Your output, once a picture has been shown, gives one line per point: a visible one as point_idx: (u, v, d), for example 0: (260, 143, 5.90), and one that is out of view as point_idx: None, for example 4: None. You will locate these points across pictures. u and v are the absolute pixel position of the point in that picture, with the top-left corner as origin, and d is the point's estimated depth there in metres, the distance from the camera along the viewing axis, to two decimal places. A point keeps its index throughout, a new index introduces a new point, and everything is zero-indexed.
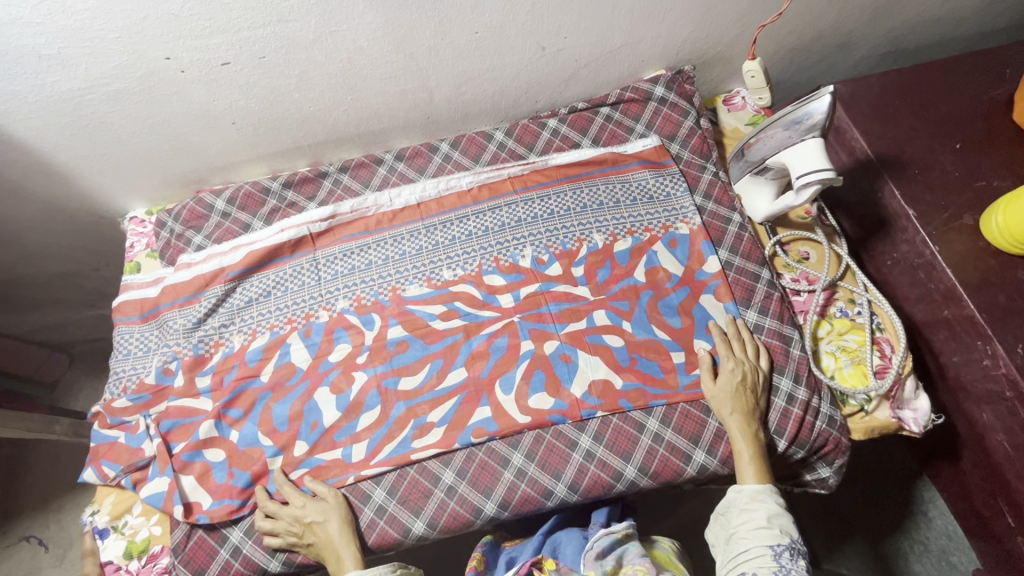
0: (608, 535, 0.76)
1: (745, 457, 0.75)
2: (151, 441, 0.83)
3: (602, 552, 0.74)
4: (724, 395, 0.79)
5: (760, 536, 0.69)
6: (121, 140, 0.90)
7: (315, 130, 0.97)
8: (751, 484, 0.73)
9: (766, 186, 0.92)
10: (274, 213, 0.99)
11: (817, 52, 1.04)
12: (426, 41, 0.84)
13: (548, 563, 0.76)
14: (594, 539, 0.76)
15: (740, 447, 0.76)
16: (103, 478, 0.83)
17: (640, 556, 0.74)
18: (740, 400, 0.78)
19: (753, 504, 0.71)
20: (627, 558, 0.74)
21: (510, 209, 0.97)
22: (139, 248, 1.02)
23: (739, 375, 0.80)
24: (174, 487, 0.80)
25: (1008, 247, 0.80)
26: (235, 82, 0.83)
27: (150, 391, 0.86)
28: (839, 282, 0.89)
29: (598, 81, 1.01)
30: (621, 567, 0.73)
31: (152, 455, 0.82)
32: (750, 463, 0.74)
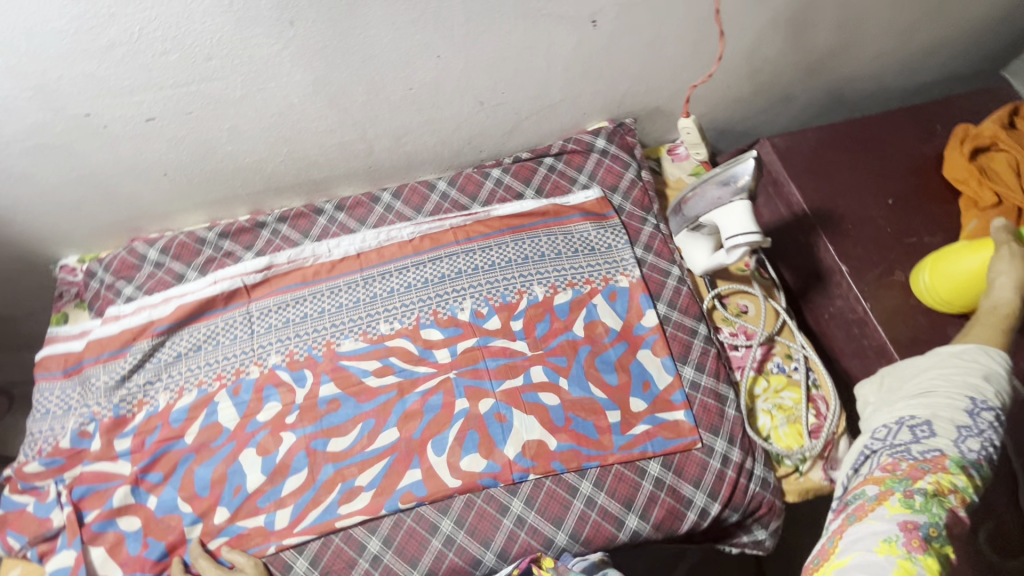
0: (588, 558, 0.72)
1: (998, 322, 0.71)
2: (61, 510, 0.79)
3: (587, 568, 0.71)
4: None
5: (955, 385, 0.66)
6: (46, 191, 0.87)
7: (252, 180, 0.95)
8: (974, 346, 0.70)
9: (703, 240, 0.92)
10: (209, 263, 0.97)
11: (756, 105, 1.06)
12: (360, 97, 0.84)
13: (547, 560, 0.73)
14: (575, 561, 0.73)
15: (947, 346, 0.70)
16: (7, 550, 0.78)
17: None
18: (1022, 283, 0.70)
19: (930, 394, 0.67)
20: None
21: (451, 260, 0.96)
22: (68, 298, 0.98)
23: None
24: (81, 561, 0.76)
25: (934, 306, 0.82)
26: (162, 136, 0.82)
27: (64, 454, 0.82)
28: (776, 337, 0.89)
29: (542, 132, 1.02)
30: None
31: (62, 525, 0.78)
32: (1005, 333, 0.70)
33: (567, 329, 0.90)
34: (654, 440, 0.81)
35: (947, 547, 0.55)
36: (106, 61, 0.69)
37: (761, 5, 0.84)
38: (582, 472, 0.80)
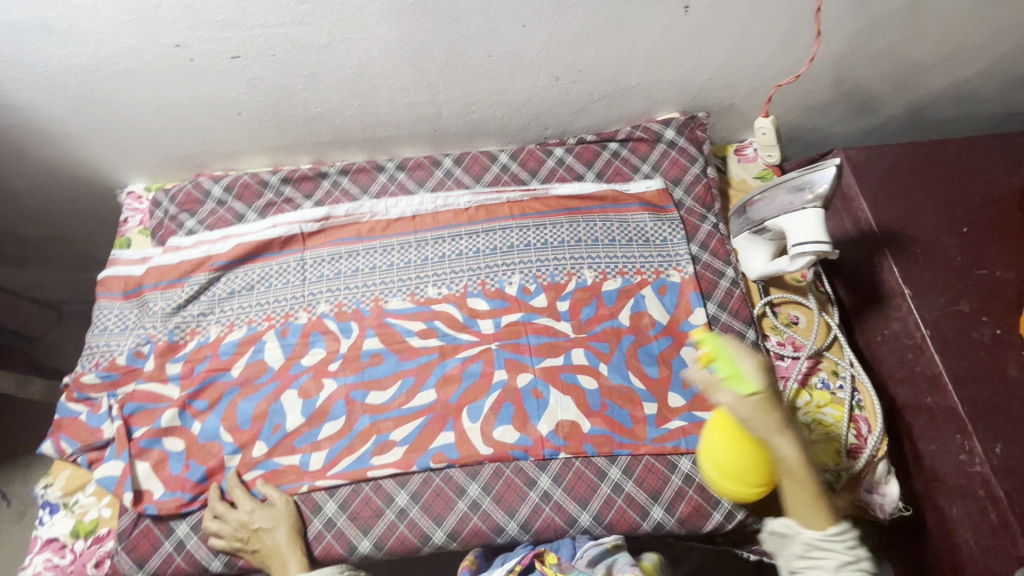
0: (598, 544, 0.74)
1: (809, 491, 0.62)
2: (112, 422, 0.83)
3: (593, 560, 0.72)
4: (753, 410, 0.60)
5: None
6: (124, 117, 0.89)
7: (320, 130, 0.97)
8: (815, 528, 0.62)
9: (763, 246, 0.90)
10: (269, 207, 0.98)
11: (835, 114, 1.02)
12: (439, 58, 0.84)
13: (551, 556, 0.73)
14: (585, 548, 0.74)
15: (798, 478, 0.62)
16: (60, 453, 0.83)
17: (630, 566, 0.68)
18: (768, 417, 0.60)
19: (814, 555, 0.63)
20: (618, 567, 0.69)
21: (504, 233, 0.96)
22: (133, 224, 1.02)
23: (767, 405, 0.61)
24: (128, 472, 0.79)
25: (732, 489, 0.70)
26: (243, 76, 0.83)
27: (120, 370, 0.86)
28: (824, 352, 0.87)
29: (610, 116, 1.00)
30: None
31: (112, 437, 0.82)
32: (817, 498, 0.63)
33: (612, 316, 0.90)
34: (688, 436, 0.81)
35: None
36: None
37: (863, 8, 0.80)
38: (613, 456, 0.81)
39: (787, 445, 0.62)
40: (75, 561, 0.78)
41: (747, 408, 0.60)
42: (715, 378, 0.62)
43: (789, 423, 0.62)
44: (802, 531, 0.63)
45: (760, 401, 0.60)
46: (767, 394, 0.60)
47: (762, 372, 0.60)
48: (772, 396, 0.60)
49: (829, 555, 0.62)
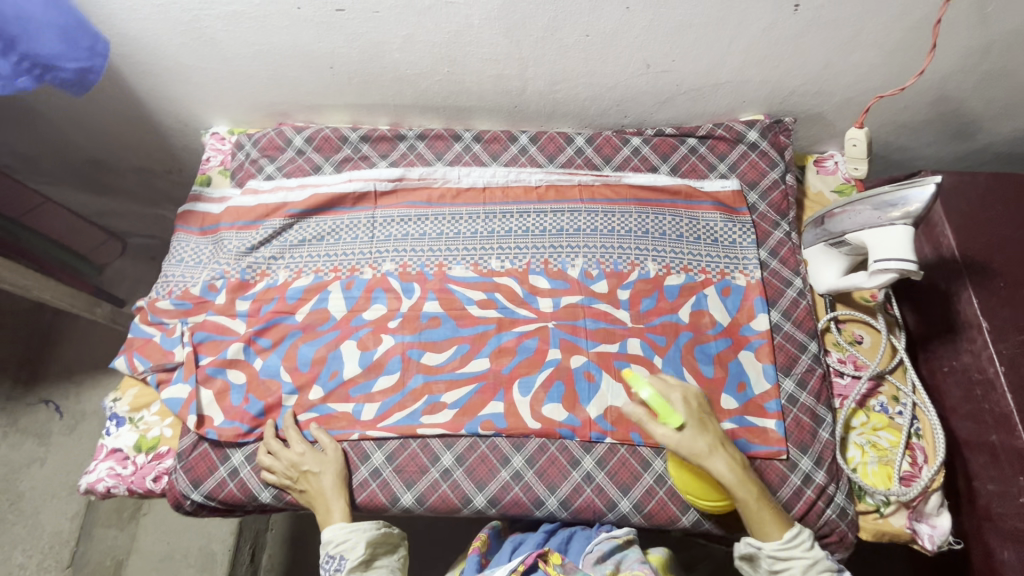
0: (609, 539, 0.77)
1: (755, 504, 0.69)
2: (183, 347, 0.87)
3: (602, 556, 0.76)
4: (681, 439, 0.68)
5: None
6: (224, 59, 0.92)
7: (404, 92, 0.98)
8: (773, 533, 0.69)
9: (838, 259, 0.88)
10: (345, 162, 1.01)
11: (928, 135, 0.98)
12: (536, 32, 0.84)
13: (555, 556, 0.75)
14: (597, 541, 0.77)
15: (741, 493, 0.68)
16: (131, 370, 0.87)
17: (638, 563, 0.74)
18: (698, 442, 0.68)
19: (779, 568, 0.69)
20: (626, 564, 0.74)
21: (572, 216, 0.96)
22: (214, 163, 1.05)
23: (696, 436, 0.69)
24: (193, 396, 0.83)
25: None
26: (343, 29, 0.85)
27: (193, 300, 0.90)
28: (887, 375, 0.85)
29: (693, 111, 0.99)
30: (619, 572, 0.74)
31: (181, 361, 0.86)
32: (766, 508, 0.69)
33: (671, 311, 0.89)
34: (737, 440, 0.80)
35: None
36: None
37: (984, 25, 0.77)
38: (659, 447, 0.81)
39: (719, 468, 0.69)
40: (136, 472, 0.83)
41: (677, 440, 0.68)
42: (649, 420, 0.69)
43: (715, 448, 0.69)
44: (761, 546, 0.69)
45: (690, 433, 0.68)
46: (691, 423, 0.69)
47: (684, 405, 0.70)
48: (696, 427, 0.69)
49: (791, 564, 0.68)
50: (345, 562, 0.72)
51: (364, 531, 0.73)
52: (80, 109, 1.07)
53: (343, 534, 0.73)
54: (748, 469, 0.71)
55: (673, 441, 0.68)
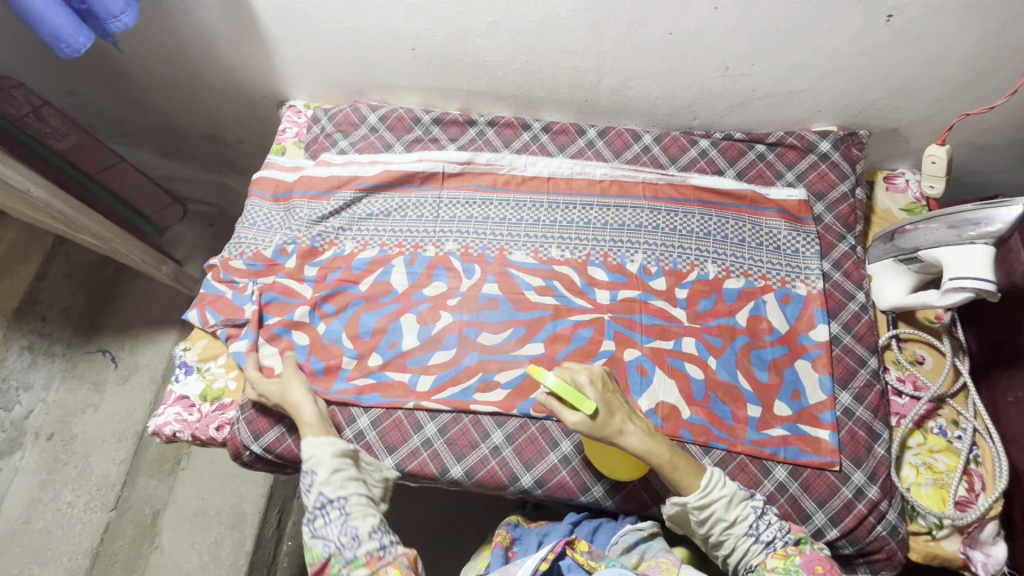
0: (635, 531, 0.78)
1: (669, 463, 0.70)
2: (252, 305, 0.91)
3: (627, 547, 0.76)
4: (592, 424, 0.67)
5: None
6: (313, 34, 0.96)
7: (480, 79, 1.00)
8: (693, 484, 0.71)
9: (905, 277, 0.87)
10: (416, 142, 1.04)
11: (1008, 160, 0.96)
12: (620, 27, 0.85)
13: (582, 543, 0.75)
14: (621, 533, 0.78)
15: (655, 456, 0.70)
16: (203, 323, 0.91)
17: (662, 553, 0.74)
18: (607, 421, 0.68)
19: (707, 513, 0.70)
20: (650, 554, 0.74)
21: (634, 212, 0.96)
22: (289, 135, 1.10)
23: (603, 415, 0.68)
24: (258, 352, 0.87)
25: None
26: (432, 12, 0.88)
27: (264, 262, 0.95)
28: (948, 398, 0.84)
29: (764, 117, 0.99)
30: (643, 562, 0.74)
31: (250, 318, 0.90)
32: (679, 462, 0.71)
33: (730, 314, 0.89)
34: (788, 447, 0.80)
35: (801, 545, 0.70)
36: None
37: None
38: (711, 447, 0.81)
39: (629, 440, 0.70)
40: (200, 420, 0.87)
41: (587, 424, 0.67)
42: (557, 407, 0.67)
43: (625, 423, 0.69)
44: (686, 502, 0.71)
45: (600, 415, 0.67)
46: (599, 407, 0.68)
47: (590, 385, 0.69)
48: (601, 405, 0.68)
49: (713, 507, 0.70)
50: (316, 476, 0.72)
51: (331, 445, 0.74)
52: (169, 73, 1.13)
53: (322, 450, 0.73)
54: (656, 433, 0.73)
55: (586, 426, 0.67)
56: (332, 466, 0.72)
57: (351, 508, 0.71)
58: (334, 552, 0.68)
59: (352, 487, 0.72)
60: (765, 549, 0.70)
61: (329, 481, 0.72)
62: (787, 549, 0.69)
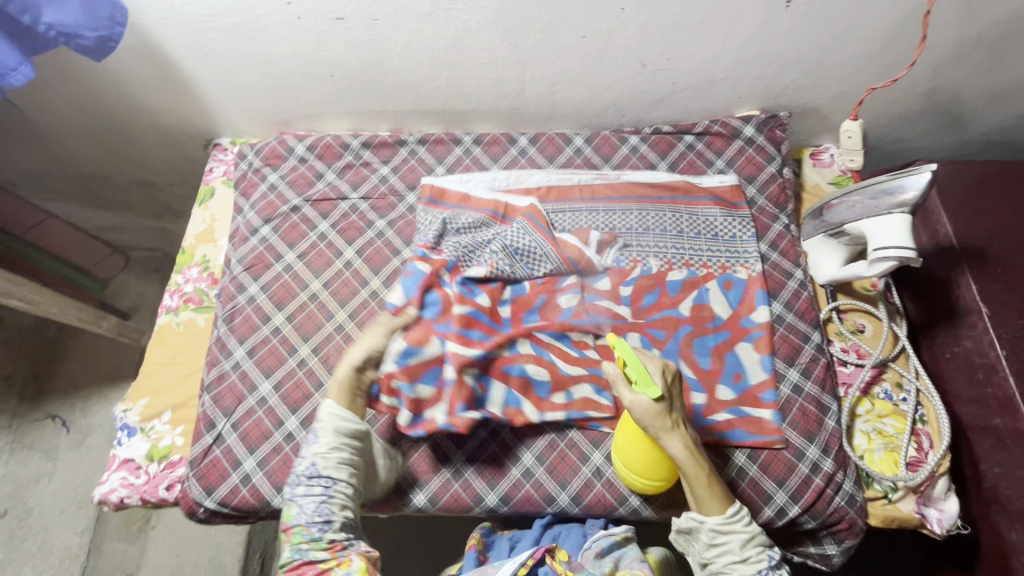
0: (607, 536, 0.78)
1: (704, 481, 0.69)
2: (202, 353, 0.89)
3: (601, 552, 0.77)
4: (650, 410, 0.67)
5: None
6: (226, 70, 0.94)
7: (404, 98, 0.99)
8: (718, 508, 0.69)
9: (837, 250, 0.90)
10: (347, 168, 1.02)
11: (921, 126, 1.00)
12: (533, 35, 0.85)
13: (561, 553, 0.74)
14: (593, 539, 0.78)
15: (692, 470, 0.69)
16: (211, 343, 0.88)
17: (637, 562, 0.76)
18: (666, 417, 0.68)
19: (720, 541, 0.70)
20: (624, 562, 0.76)
21: (571, 216, 0.96)
22: (217, 174, 1.07)
23: (666, 408, 0.68)
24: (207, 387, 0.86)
25: None
26: (343, 38, 0.86)
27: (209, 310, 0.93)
28: (890, 362, 0.86)
29: (689, 108, 1.01)
30: (616, 570, 0.75)
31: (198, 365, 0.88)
32: (711, 485, 0.69)
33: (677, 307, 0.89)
34: (734, 430, 0.81)
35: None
36: None
37: (971, 16, 0.79)
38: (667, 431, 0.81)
39: (677, 444, 0.68)
40: (149, 482, 0.84)
41: (647, 406, 0.67)
42: (622, 381, 0.68)
43: (678, 424, 0.69)
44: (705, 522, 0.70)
45: (662, 406, 0.67)
46: (665, 397, 0.67)
47: (664, 375, 0.68)
48: (667, 398, 0.68)
49: (732, 538, 0.69)
50: (316, 442, 0.73)
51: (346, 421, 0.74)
52: (83, 122, 1.09)
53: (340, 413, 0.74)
54: (701, 446, 0.71)
55: (643, 409, 0.67)
56: (334, 444, 0.73)
57: (334, 491, 0.71)
58: (301, 523, 0.69)
59: (343, 472, 0.72)
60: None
61: (330, 455, 0.72)
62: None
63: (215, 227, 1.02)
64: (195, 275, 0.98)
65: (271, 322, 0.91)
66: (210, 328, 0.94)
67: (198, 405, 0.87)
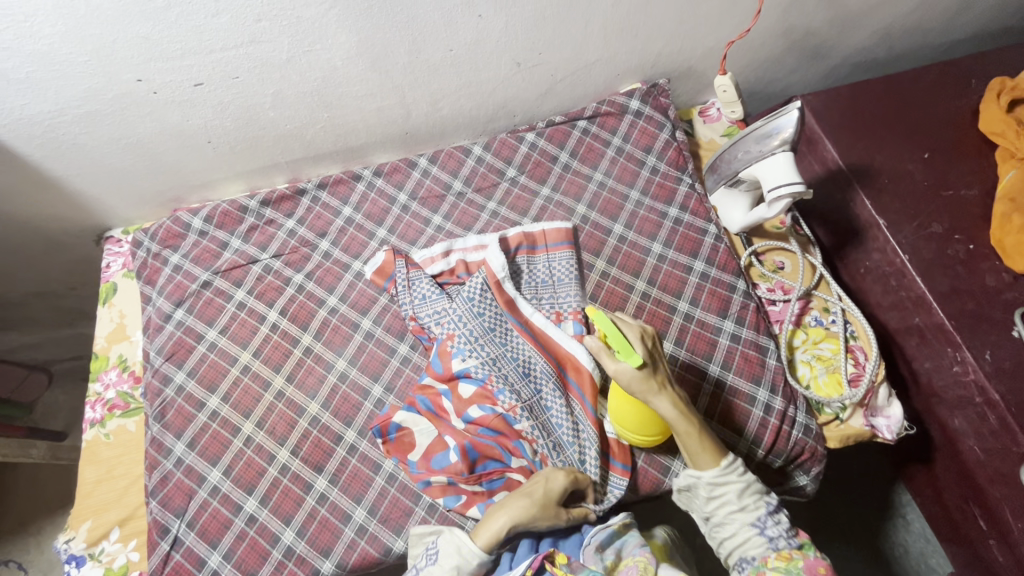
0: (605, 528, 0.77)
1: (696, 439, 0.69)
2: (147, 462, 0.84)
3: (601, 545, 0.76)
4: (629, 376, 0.67)
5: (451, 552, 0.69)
6: (92, 160, 0.89)
7: (292, 147, 0.97)
8: (710, 459, 0.70)
9: (741, 198, 0.94)
10: (252, 231, 0.98)
11: (790, 63, 1.05)
12: (401, 58, 0.84)
13: (560, 556, 0.74)
14: (592, 532, 0.77)
15: (684, 427, 0.69)
16: (155, 450, 0.84)
17: (638, 547, 0.75)
18: (649, 381, 0.68)
19: (718, 493, 0.71)
20: (627, 550, 0.75)
21: (512, 266, 0.92)
22: (116, 268, 1.01)
23: (647, 373, 0.68)
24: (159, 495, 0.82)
25: None
26: (208, 102, 0.83)
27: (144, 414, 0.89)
28: (813, 291, 0.90)
29: (575, 95, 1.02)
30: (620, 560, 0.75)
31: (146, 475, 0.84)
32: (703, 441, 0.70)
33: (572, 285, 0.90)
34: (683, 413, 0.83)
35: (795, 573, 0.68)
36: (159, 23, 0.70)
37: None
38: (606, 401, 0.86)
39: (667, 402, 0.69)
40: None
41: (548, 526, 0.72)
42: (604, 352, 0.69)
43: (664, 383, 0.69)
44: (700, 476, 0.71)
45: (644, 372, 0.68)
46: (647, 361, 0.68)
47: (641, 341, 0.68)
48: (649, 361, 0.68)
49: (728, 488, 0.70)
50: None
51: (472, 562, 0.69)
52: None
53: (444, 568, 0.69)
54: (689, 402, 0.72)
55: (627, 377, 0.68)
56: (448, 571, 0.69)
57: None
58: None
59: None
60: (765, 544, 0.69)
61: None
62: (791, 551, 0.69)
63: (125, 323, 0.97)
64: (114, 378, 0.93)
65: (206, 407, 0.87)
66: (142, 431, 0.89)
67: (146, 513, 0.82)
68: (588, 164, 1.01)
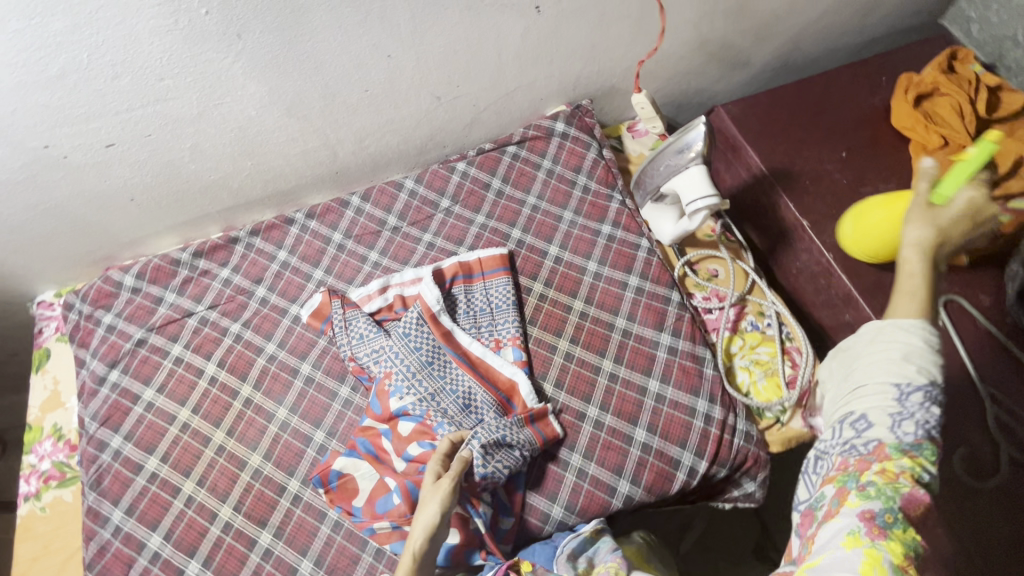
0: (577, 536, 0.76)
1: (907, 287, 0.60)
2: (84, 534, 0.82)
3: (574, 553, 0.75)
4: (940, 219, 0.60)
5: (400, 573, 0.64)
6: (9, 228, 0.87)
7: (221, 197, 0.96)
8: (909, 319, 0.60)
9: (669, 210, 0.95)
10: (186, 283, 0.97)
11: (710, 74, 1.08)
12: (317, 103, 0.85)
13: (525, 564, 0.73)
14: (565, 541, 0.76)
15: (911, 269, 0.60)
16: (91, 521, 0.82)
17: (611, 553, 0.74)
18: (956, 228, 0.60)
19: (878, 346, 0.61)
20: (599, 557, 0.74)
21: (448, 298, 0.92)
22: (49, 333, 0.99)
23: (963, 218, 0.61)
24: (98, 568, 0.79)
25: None
26: (124, 161, 0.83)
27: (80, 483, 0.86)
28: (747, 297, 0.92)
29: (502, 121, 1.04)
30: (593, 567, 0.73)
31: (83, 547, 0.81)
32: (912, 304, 0.60)
33: (510, 311, 0.90)
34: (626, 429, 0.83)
35: (908, 529, 0.54)
36: (58, 90, 0.70)
37: None
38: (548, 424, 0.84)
39: (919, 235, 0.60)
40: None
41: (441, 496, 0.66)
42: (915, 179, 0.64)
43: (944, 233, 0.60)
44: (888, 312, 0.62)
45: (949, 216, 0.60)
46: (965, 204, 0.61)
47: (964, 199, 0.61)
48: (966, 212, 0.60)
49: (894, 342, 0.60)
50: None
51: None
52: None
53: None
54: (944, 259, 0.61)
55: (954, 209, 0.61)
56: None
57: None
58: None
59: None
60: (893, 415, 0.58)
61: None
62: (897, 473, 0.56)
63: (59, 390, 0.94)
64: (49, 448, 0.90)
65: (145, 469, 0.85)
66: (80, 500, 0.86)
67: None
68: (520, 188, 1.02)
